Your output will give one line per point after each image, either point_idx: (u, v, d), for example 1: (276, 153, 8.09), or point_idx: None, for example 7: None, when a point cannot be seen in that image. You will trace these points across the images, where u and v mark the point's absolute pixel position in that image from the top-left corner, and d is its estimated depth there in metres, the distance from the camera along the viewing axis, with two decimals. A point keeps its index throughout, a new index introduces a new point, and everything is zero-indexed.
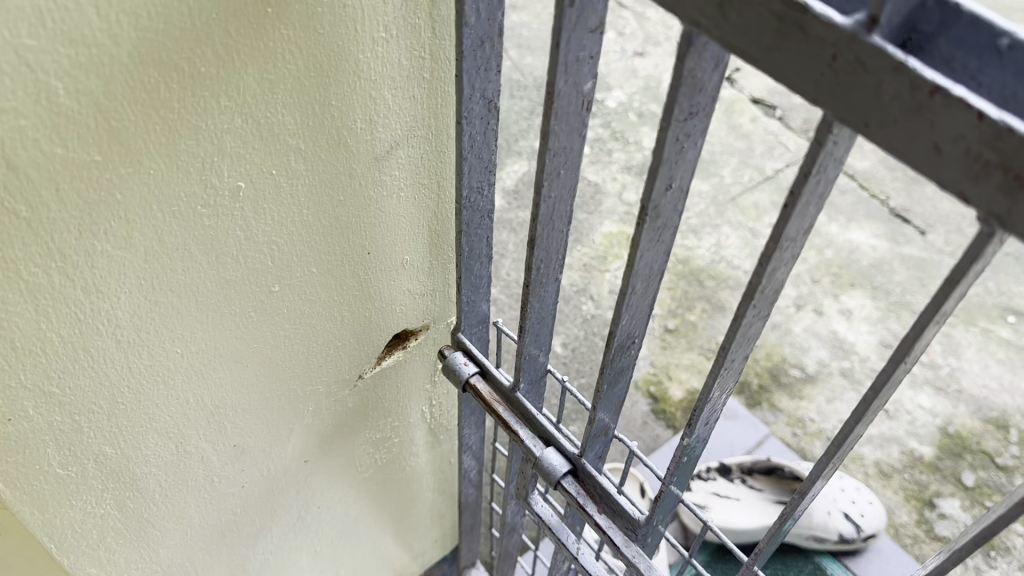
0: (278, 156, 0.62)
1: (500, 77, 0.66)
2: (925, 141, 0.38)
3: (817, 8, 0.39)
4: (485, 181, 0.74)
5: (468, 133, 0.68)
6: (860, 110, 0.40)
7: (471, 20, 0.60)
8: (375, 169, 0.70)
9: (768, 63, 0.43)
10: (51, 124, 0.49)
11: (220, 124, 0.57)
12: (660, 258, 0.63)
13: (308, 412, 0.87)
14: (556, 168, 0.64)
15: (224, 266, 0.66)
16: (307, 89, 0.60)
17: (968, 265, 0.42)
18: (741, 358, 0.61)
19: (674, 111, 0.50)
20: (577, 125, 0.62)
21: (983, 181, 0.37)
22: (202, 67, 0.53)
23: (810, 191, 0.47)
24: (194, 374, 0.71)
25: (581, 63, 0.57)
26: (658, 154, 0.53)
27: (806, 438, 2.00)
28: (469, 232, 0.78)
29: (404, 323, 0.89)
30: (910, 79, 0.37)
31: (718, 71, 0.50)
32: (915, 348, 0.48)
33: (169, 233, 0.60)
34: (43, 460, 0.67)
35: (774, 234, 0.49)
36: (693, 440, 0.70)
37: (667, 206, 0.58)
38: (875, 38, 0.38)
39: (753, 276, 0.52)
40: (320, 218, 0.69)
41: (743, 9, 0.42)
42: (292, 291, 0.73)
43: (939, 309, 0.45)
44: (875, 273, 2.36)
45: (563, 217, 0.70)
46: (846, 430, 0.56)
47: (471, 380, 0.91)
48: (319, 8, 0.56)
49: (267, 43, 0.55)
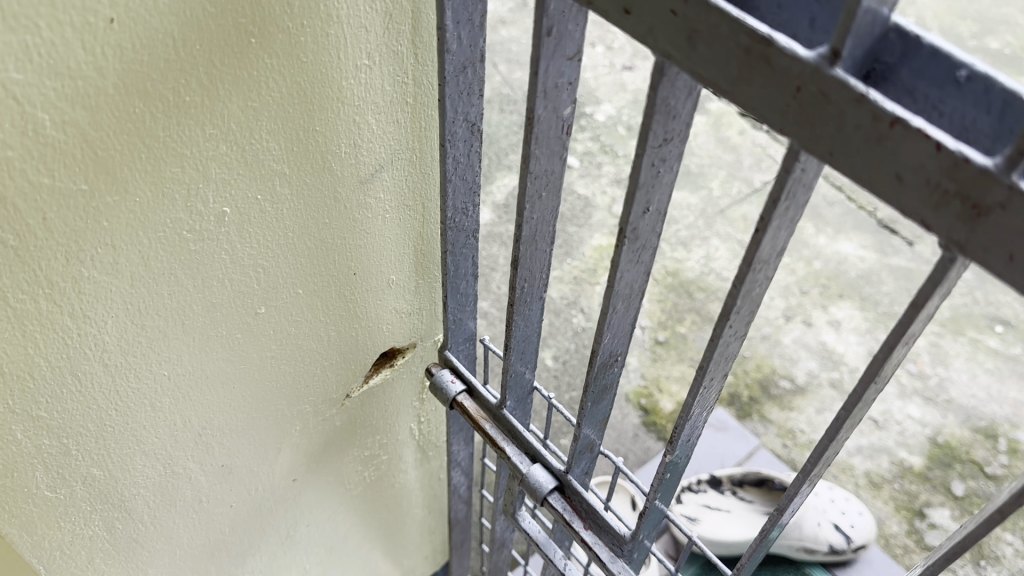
0: (263, 182, 0.63)
1: (482, 101, 0.68)
2: (886, 170, 0.39)
3: (781, 41, 0.40)
4: (469, 202, 0.75)
5: (451, 156, 0.70)
6: (825, 140, 0.41)
7: (453, 47, 0.61)
8: (359, 192, 0.71)
9: (735, 94, 0.44)
10: (38, 155, 0.50)
11: (204, 152, 0.58)
12: (640, 277, 0.64)
13: (296, 431, 0.88)
14: (537, 191, 0.65)
15: (210, 289, 0.66)
16: (291, 116, 0.61)
17: (931, 289, 0.43)
18: (720, 376, 0.62)
19: (649, 137, 0.51)
20: (557, 148, 0.63)
21: (944, 211, 0.38)
22: (187, 96, 0.54)
23: (780, 216, 0.48)
24: (181, 396, 0.72)
25: (560, 90, 0.59)
26: (634, 179, 0.54)
27: (796, 450, 2.02)
28: (455, 252, 0.79)
29: (392, 341, 0.89)
30: (871, 111, 0.38)
31: (691, 99, 0.51)
32: (886, 368, 0.49)
33: (154, 258, 0.61)
34: (31, 484, 0.67)
35: (746, 258, 0.50)
36: (673, 460, 0.71)
37: (646, 228, 0.59)
38: (837, 71, 0.39)
39: (727, 297, 0.53)
40: (305, 240, 0.70)
41: (710, 41, 0.43)
42: (277, 312, 0.74)
43: (906, 331, 0.45)
44: (863, 284, 2.37)
45: (546, 238, 0.71)
46: (821, 448, 0.57)
47: (458, 399, 0.92)
48: (302, 37, 0.57)
49: (251, 73, 0.57)
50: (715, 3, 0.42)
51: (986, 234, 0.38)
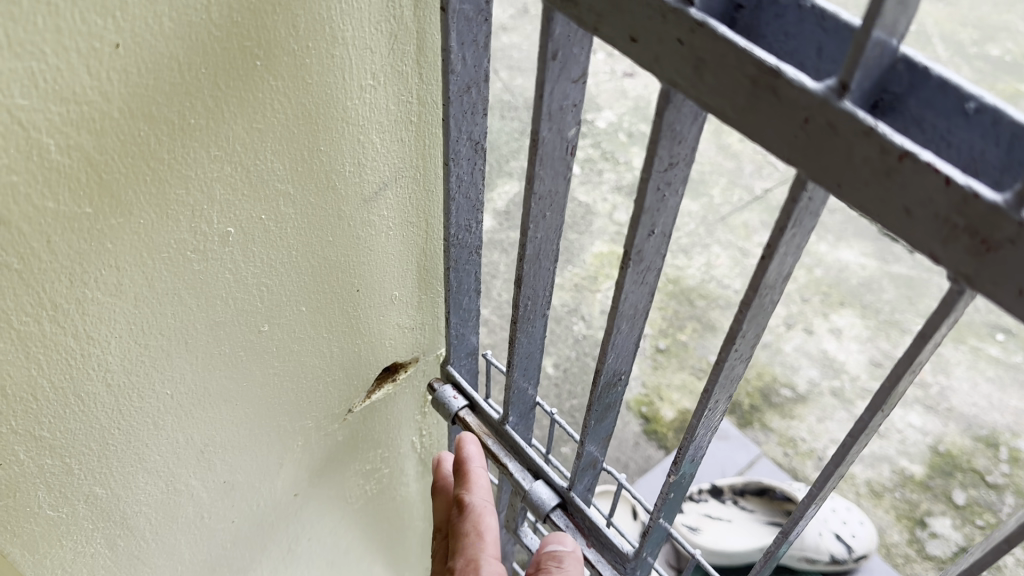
0: (268, 202, 0.63)
1: (486, 120, 0.68)
2: (894, 204, 0.39)
3: (789, 73, 0.40)
4: (472, 219, 0.75)
5: (455, 174, 0.70)
6: (832, 172, 0.41)
7: (457, 68, 0.61)
8: (363, 210, 0.71)
9: (742, 123, 0.44)
10: (43, 179, 0.50)
11: (209, 174, 0.58)
12: (644, 297, 0.64)
13: (298, 447, 0.88)
14: (541, 211, 0.65)
15: (213, 308, 0.66)
16: (296, 136, 0.61)
17: (939, 319, 0.43)
18: (724, 399, 0.62)
19: (655, 162, 0.51)
20: (562, 168, 0.63)
21: (952, 245, 0.38)
22: (192, 119, 0.54)
23: (786, 243, 0.48)
24: (183, 414, 0.72)
25: (565, 112, 0.59)
26: (639, 203, 0.54)
27: (797, 459, 2.03)
28: (457, 268, 0.79)
29: (394, 356, 0.89)
30: (880, 144, 0.38)
31: (696, 124, 0.51)
32: (892, 398, 0.49)
33: (158, 279, 0.60)
34: (34, 503, 0.67)
35: (753, 284, 0.50)
36: (677, 480, 0.71)
37: (650, 250, 0.59)
38: (846, 104, 0.39)
39: (733, 321, 0.53)
40: (309, 258, 0.70)
41: (717, 70, 0.43)
42: (280, 330, 0.73)
43: (914, 360, 0.46)
44: (864, 291, 2.37)
45: (550, 256, 0.71)
46: (827, 472, 0.57)
47: (461, 414, 0.92)
48: (307, 59, 0.58)
49: (256, 95, 0.57)
50: (722, 33, 0.42)
51: (996, 267, 0.38)
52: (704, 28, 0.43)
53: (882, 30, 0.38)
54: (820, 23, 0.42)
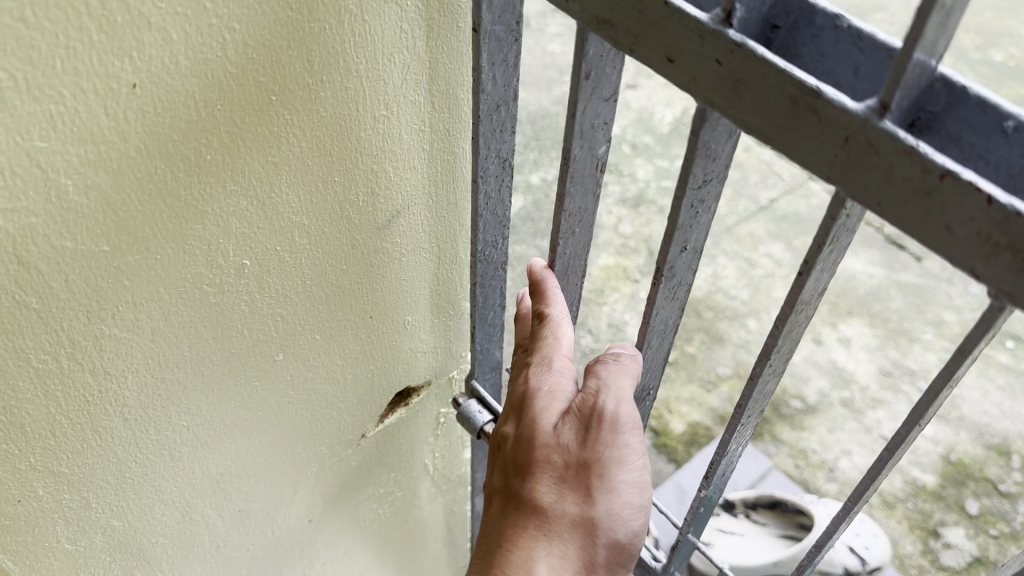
0: (282, 234, 0.63)
1: (514, 138, 0.68)
2: (935, 222, 0.39)
3: (829, 94, 0.40)
4: (499, 235, 0.75)
5: (483, 191, 0.69)
6: (872, 191, 0.41)
7: (488, 87, 0.61)
8: (378, 237, 0.71)
9: (781, 141, 0.44)
10: (61, 219, 0.50)
11: (225, 208, 0.58)
12: (674, 312, 0.65)
13: (312, 472, 0.87)
14: (571, 227, 0.66)
15: (229, 339, 0.66)
16: (311, 167, 0.61)
17: (979, 335, 0.43)
18: (757, 413, 0.63)
19: (688, 181, 0.52)
20: (592, 186, 0.63)
21: (994, 261, 0.38)
22: (207, 155, 0.54)
23: (823, 260, 0.48)
24: (200, 445, 0.71)
25: (596, 130, 0.59)
26: (673, 220, 0.55)
27: (808, 470, 2.03)
28: (484, 283, 0.80)
29: (408, 380, 0.89)
30: (920, 163, 0.38)
31: (730, 142, 0.52)
32: (929, 412, 0.50)
33: (174, 313, 0.60)
34: (52, 537, 0.67)
35: (789, 300, 0.51)
36: (709, 492, 0.73)
37: (682, 265, 0.60)
38: (886, 122, 0.39)
39: (768, 336, 0.54)
40: (323, 287, 0.70)
41: (758, 90, 0.43)
42: (297, 359, 0.73)
43: (952, 375, 0.46)
44: (872, 300, 2.36)
45: (578, 272, 0.72)
46: (861, 489, 0.58)
47: (485, 428, 0.90)
48: (321, 93, 0.58)
49: (273, 130, 0.57)
50: (761, 54, 0.42)
51: None
52: (743, 49, 0.43)
53: (923, 51, 0.38)
54: (856, 43, 0.42)
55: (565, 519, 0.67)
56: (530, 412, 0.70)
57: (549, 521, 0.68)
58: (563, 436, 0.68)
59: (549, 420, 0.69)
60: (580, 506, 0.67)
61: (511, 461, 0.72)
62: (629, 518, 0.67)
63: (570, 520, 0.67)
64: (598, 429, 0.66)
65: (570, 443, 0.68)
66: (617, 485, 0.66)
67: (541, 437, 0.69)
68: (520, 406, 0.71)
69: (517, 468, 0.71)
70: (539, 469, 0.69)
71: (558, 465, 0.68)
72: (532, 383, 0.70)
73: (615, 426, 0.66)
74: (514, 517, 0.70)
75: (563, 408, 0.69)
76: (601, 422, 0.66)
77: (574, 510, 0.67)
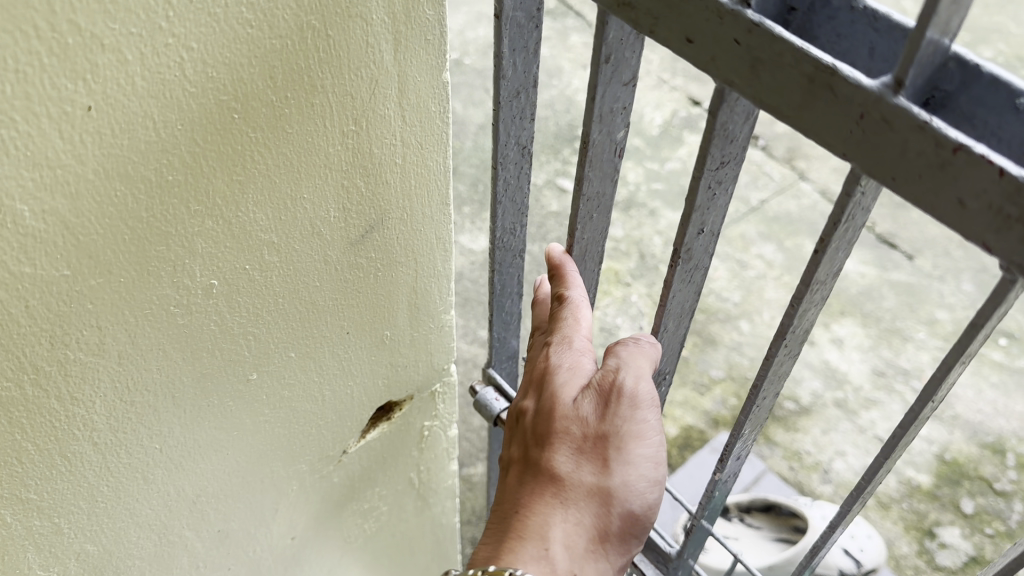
0: (251, 252, 0.62)
1: (534, 124, 0.66)
2: (947, 195, 0.38)
3: (845, 71, 0.39)
4: (517, 223, 0.74)
5: (502, 177, 0.68)
6: (887, 166, 0.40)
7: (508, 73, 0.60)
8: (352, 253, 0.70)
9: (798, 121, 0.43)
10: (18, 246, 0.49)
11: (189, 229, 0.57)
12: (691, 298, 0.64)
13: (292, 490, 0.86)
14: (589, 213, 0.65)
15: (199, 360, 0.65)
16: (277, 185, 0.60)
17: (990, 309, 0.43)
18: (772, 395, 0.63)
19: (706, 161, 0.51)
20: (610, 170, 0.62)
21: (1005, 233, 0.37)
22: (170, 176, 0.53)
23: (839, 237, 0.47)
24: (174, 466, 0.70)
25: (614, 114, 0.58)
26: (690, 202, 0.54)
27: (803, 472, 2.02)
28: (500, 272, 0.79)
29: (389, 396, 0.88)
30: (933, 138, 0.37)
31: (748, 123, 0.51)
32: (941, 388, 0.49)
33: (140, 335, 0.59)
34: (24, 564, 0.66)
35: (805, 277, 0.50)
36: (724, 475, 0.73)
37: (700, 248, 0.59)
38: (900, 99, 0.38)
39: (784, 317, 0.53)
40: (295, 306, 0.69)
41: (775, 68, 0.42)
42: (270, 378, 0.72)
43: (964, 350, 0.46)
44: (864, 300, 2.35)
45: (594, 259, 0.71)
46: (874, 467, 0.58)
47: (501, 416, 0.93)
48: (286, 110, 0.57)
49: (236, 149, 0.56)
50: (778, 33, 0.41)
51: None
52: (761, 29, 0.42)
53: (936, 29, 0.36)
54: (872, 24, 0.41)
55: (582, 489, 0.66)
56: (549, 386, 0.68)
57: (565, 490, 0.66)
58: (581, 409, 0.67)
59: (567, 393, 0.67)
60: (596, 477, 0.65)
61: (529, 434, 0.70)
62: (645, 492, 0.65)
63: (586, 490, 0.66)
64: (616, 402, 0.64)
65: (588, 415, 0.66)
66: (634, 457, 0.65)
67: (560, 409, 0.68)
68: (539, 381, 0.69)
69: (535, 440, 0.69)
70: (557, 441, 0.68)
71: (576, 436, 0.67)
72: (552, 359, 0.68)
73: (634, 400, 0.64)
74: (530, 487, 0.68)
75: (582, 384, 0.67)
76: (619, 396, 0.64)
77: (591, 480, 0.65)
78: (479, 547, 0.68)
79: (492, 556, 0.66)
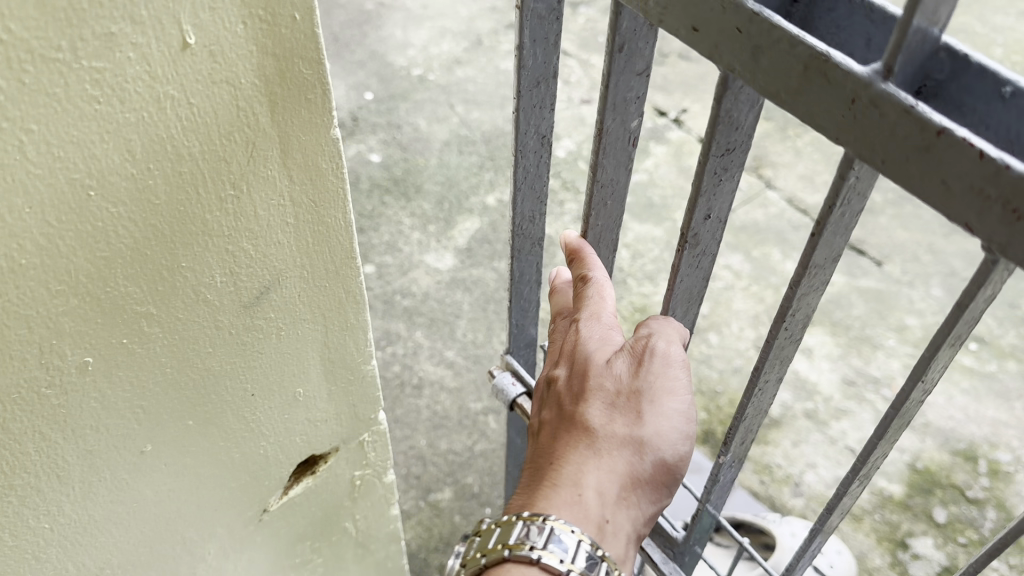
0: (128, 326, 0.60)
1: (555, 115, 0.67)
2: (933, 177, 0.37)
3: (837, 59, 0.39)
4: (536, 211, 0.75)
5: (523, 165, 0.70)
6: (877, 148, 0.39)
7: (529, 63, 0.61)
8: (247, 315, 0.68)
9: (795, 107, 0.43)
10: None
11: (54, 309, 0.55)
12: (700, 281, 0.66)
13: (209, 553, 0.83)
14: (602, 200, 0.67)
15: (83, 437, 0.63)
16: (149, 257, 0.58)
17: (974, 291, 0.44)
18: (774, 378, 0.64)
19: (712, 147, 0.53)
20: (624, 158, 0.64)
21: (987, 215, 0.36)
22: (22, 259, 0.51)
23: (834, 224, 0.48)
24: (69, 543, 0.68)
25: (629, 103, 0.60)
26: (696, 185, 0.56)
27: (774, 486, 1.99)
28: (520, 259, 0.80)
29: (310, 450, 0.86)
30: (917, 121, 0.37)
31: (753, 111, 0.52)
32: (932, 367, 0.52)
33: (10, 420, 0.57)
34: None
35: (802, 262, 0.51)
36: (728, 460, 0.73)
37: (707, 234, 0.61)
38: (888, 85, 0.38)
39: (783, 299, 0.55)
40: (185, 374, 0.67)
41: (773, 55, 0.42)
42: (166, 447, 0.70)
43: (952, 329, 0.47)
44: (833, 308, 2.33)
45: (608, 245, 0.73)
46: (870, 446, 0.60)
47: (518, 401, 0.92)
48: (151, 181, 0.55)
49: (97, 225, 0.53)
50: (776, 22, 0.41)
51: None
52: (760, 18, 0.42)
53: (924, 16, 0.37)
54: (868, 16, 0.42)
55: (614, 439, 0.64)
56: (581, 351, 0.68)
57: (597, 441, 0.65)
58: (614, 369, 0.67)
59: (599, 357, 0.67)
60: (629, 429, 0.64)
61: (559, 400, 0.69)
62: (677, 446, 0.64)
63: (619, 441, 0.64)
64: (649, 359, 0.65)
65: (622, 374, 0.66)
66: (667, 411, 0.64)
67: (593, 370, 0.67)
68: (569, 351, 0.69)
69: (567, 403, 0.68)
70: (589, 399, 0.67)
71: (609, 391, 0.66)
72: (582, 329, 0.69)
73: (667, 358, 0.65)
74: (563, 442, 0.67)
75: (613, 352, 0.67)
76: (652, 355, 0.65)
77: (624, 431, 0.64)
78: (512, 501, 0.67)
79: (526, 504, 0.65)
